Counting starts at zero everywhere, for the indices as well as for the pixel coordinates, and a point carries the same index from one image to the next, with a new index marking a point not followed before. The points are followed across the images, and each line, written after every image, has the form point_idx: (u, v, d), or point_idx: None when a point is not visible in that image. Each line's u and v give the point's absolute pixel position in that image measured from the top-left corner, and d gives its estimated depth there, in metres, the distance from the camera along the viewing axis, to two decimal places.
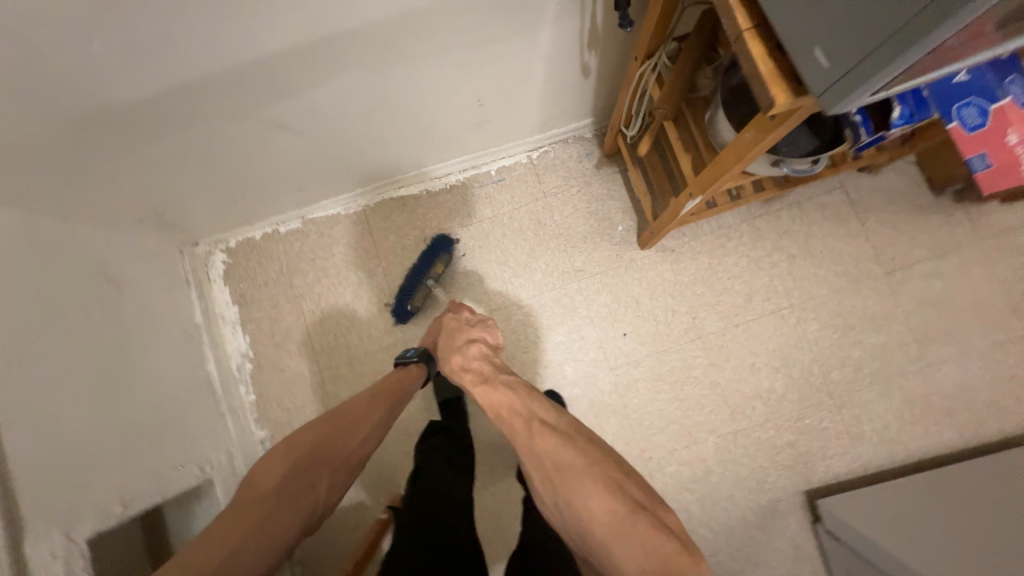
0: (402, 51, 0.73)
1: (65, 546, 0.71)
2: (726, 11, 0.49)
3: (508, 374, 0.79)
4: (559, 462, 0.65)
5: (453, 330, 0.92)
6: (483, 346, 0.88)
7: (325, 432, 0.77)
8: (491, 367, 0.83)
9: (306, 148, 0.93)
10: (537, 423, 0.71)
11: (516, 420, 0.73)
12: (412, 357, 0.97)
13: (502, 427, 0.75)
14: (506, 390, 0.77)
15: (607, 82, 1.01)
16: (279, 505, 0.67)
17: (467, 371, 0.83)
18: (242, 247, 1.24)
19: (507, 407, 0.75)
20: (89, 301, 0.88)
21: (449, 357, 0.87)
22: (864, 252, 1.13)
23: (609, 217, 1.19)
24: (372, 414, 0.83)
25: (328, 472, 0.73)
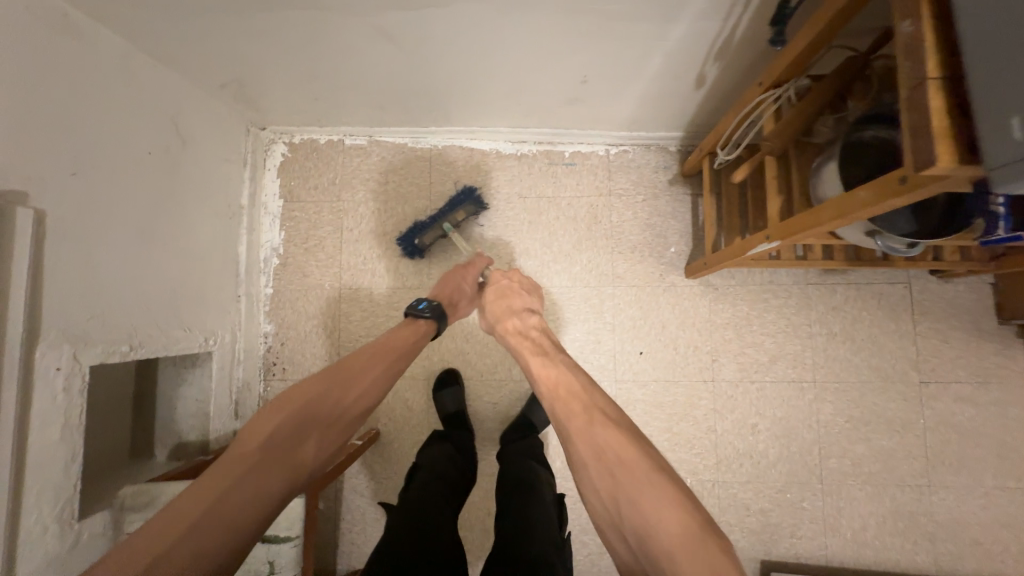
0: (534, 0, 0.70)
1: (70, 364, 0.73)
2: (914, 51, 0.43)
3: (568, 354, 0.71)
4: (626, 455, 0.55)
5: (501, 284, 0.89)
6: (540, 316, 0.83)
7: (322, 387, 0.67)
8: (550, 343, 0.76)
9: (400, 67, 0.91)
10: (598, 414, 0.60)
11: (573, 402, 0.62)
12: (425, 312, 0.87)
13: (552, 404, 0.65)
14: (561, 367, 0.68)
15: (716, 100, 0.97)
16: (262, 466, 0.57)
17: (524, 338, 0.77)
18: (305, 146, 1.24)
19: (562, 383, 0.66)
20: (151, 146, 0.89)
21: (503, 321, 0.81)
22: (907, 355, 1.09)
23: (665, 235, 1.17)
24: (370, 369, 0.73)
25: (320, 432, 0.64)
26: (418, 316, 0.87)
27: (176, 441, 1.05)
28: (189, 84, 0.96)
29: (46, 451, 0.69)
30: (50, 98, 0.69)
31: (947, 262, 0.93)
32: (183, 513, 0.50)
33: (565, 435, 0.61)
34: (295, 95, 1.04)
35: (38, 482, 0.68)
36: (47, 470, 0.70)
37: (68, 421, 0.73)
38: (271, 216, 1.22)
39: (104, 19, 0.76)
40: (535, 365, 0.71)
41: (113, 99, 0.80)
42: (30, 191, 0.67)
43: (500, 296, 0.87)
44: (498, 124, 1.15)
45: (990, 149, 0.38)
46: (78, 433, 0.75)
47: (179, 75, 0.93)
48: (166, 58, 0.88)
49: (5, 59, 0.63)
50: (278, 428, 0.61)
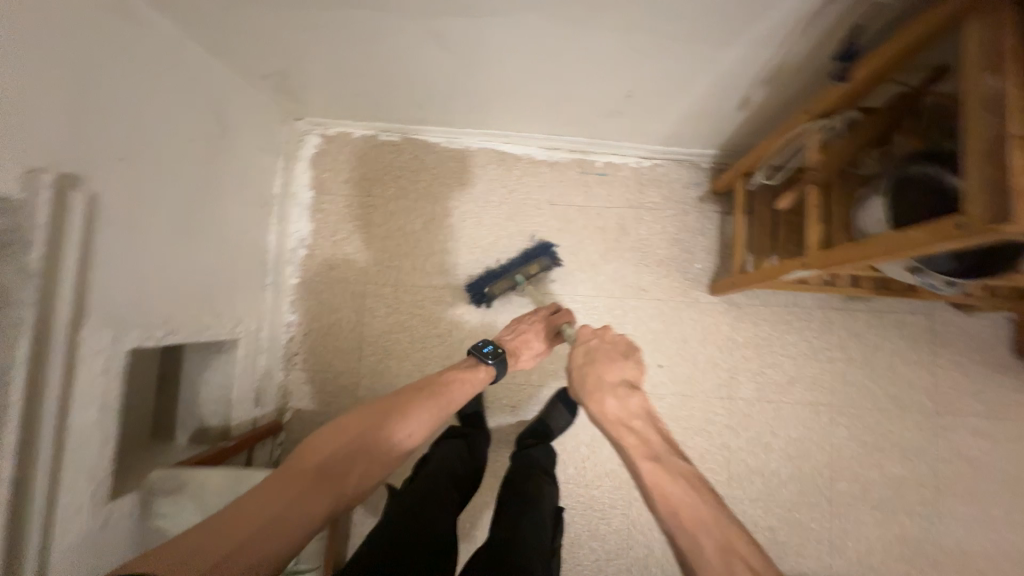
0: (592, 17, 0.71)
1: (110, 346, 0.74)
2: (997, 108, 0.44)
3: (686, 461, 0.66)
4: None
5: (598, 350, 0.85)
6: (643, 400, 0.78)
7: (376, 420, 0.69)
8: (659, 441, 0.70)
9: (447, 70, 0.91)
10: (735, 557, 0.53)
11: (703, 537, 0.56)
12: (488, 356, 0.87)
13: (677, 539, 0.57)
14: (682, 483, 0.62)
15: (755, 122, 0.98)
16: (314, 487, 0.59)
17: (625, 432, 0.72)
18: (338, 139, 1.24)
19: (688, 507, 0.59)
20: (195, 134, 0.89)
21: (601, 406, 0.77)
22: (923, 384, 1.10)
23: (691, 251, 1.18)
24: (419, 409, 0.73)
25: (369, 463, 0.65)
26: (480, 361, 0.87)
27: (199, 424, 1.06)
28: (233, 74, 0.97)
29: (84, 432, 0.71)
30: (105, 83, 0.70)
31: (974, 299, 0.93)
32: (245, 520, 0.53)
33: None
34: (336, 89, 1.04)
35: (76, 462, 0.69)
36: (83, 450, 0.71)
37: (106, 403, 0.74)
38: (300, 207, 1.23)
39: (162, 7, 0.76)
40: (645, 472, 0.65)
41: (164, 87, 0.81)
42: (82, 174, 0.67)
43: (589, 363, 0.83)
44: (534, 130, 1.15)
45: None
46: (113, 415, 0.76)
47: (226, 64, 0.94)
48: (216, 48, 0.88)
49: (68, 44, 0.63)
50: (336, 452, 0.64)
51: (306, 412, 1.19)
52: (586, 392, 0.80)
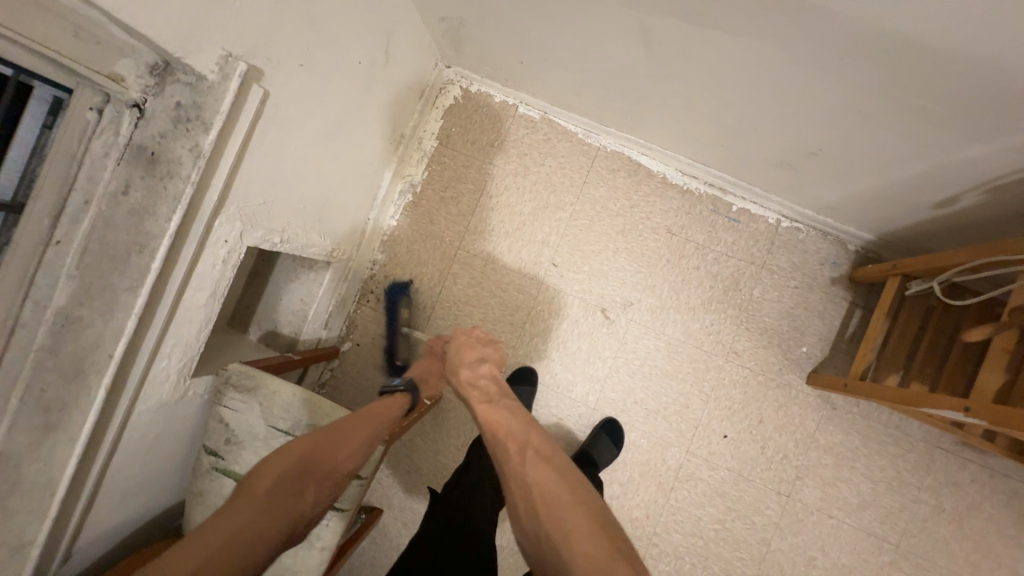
0: (829, 62, 0.62)
1: (236, 239, 0.76)
2: None
3: (513, 400, 0.79)
4: (550, 495, 0.63)
5: (464, 340, 0.91)
6: (494, 367, 0.87)
7: (317, 441, 0.72)
8: (497, 388, 0.83)
9: (627, 69, 0.85)
10: (529, 453, 0.69)
11: (509, 443, 0.71)
12: (398, 386, 0.90)
13: (493, 447, 0.73)
14: (502, 415, 0.76)
15: (946, 224, 0.85)
16: (265, 511, 0.64)
17: (472, 388, 0.83)
18: (478, 98, 1.20)
19: (502, 429, 0.74)
20: (363, 58, 0.88)
21: (455, 371, 0.87)
22: (1016, 567, 0.96)
23: (802, 332, 1.07)
24: (359, 429, 0.78)
25: (314, 484, 0.70)
26: (392, 392, 0.90)
27: (271, 328, 1.10)
28: (413, 7, 0.94)
29: (192, 311, 0.74)
30: None
31: None
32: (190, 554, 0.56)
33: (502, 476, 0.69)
34: (502, 51, 1.00)
35: (178, 336, 0.73)
36: (186, 327, 0.74)
37: (216, 290, 0.77)
38: (421, 153, 1.22)
39: None
40: (479, 411, 0.78)
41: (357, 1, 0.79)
42: (265, 71, 0.68)
43: (457, 349, 0.90)
44: (682, 152, 1.07)
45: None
46: (217, 302, 0.78)
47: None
48: None
49: None
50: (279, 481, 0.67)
51: (364, 349, 1.22)
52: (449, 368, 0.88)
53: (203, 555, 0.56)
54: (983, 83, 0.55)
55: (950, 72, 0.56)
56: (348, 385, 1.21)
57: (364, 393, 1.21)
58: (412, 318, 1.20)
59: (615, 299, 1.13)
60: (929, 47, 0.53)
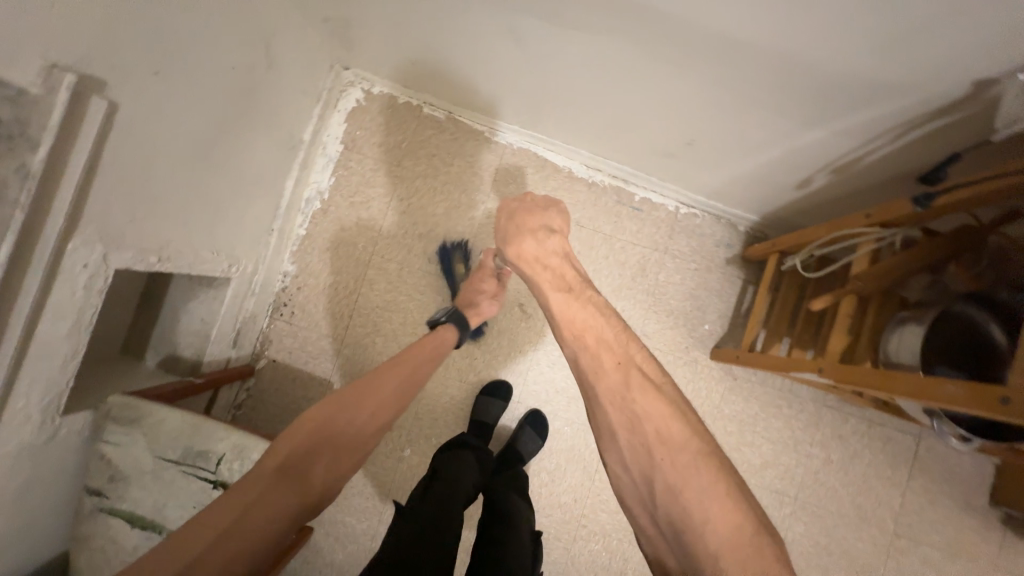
0: (680, 59, 0.66)
1: (98, 262, 0.70)
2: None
3: (596, 294, 0.68)
4: (670, 430, 0.54)
5: (529, 208, 0.84)
6: (561, 240, 0.80)
7: (333, 405, 0.71)
8: (573, 277, 0.74)
9: (517, 66, 0.86)
10: (636, 373, 0.58)
11: (605, 359, 0.60)
12: (441, 317, 0.95)
13: (580, 354, 0.63)
14: (589, 309, 0.66)
15: (808, 205, 0.94)
16: (276, 483, 0.61)
17: (539, 266, 0.76)
18: (382, 100, 1.18)
19: (590, 331, 0.63)
20: (238, 62, 0.84)
21: (514, 241, 0.80)
22: (890, 502, 1.09)
23: (704, 310, 1.14)
24: (378, 389, 0.76)
25: (331, 451, 0.67)
26: (438, 324, 0.94)
27: (171, 351, 1.03)
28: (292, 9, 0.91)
29: (52, 344, 0.67)
30: None
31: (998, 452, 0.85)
32: (198, 537, 0.54)
33: (592, 394, 0.60)
34: (396, 52, 0.99)
35: (34, 372, 0.66)
36: (45, 364, 0.67)
37: (80, 318, 0.71)
38: (326, 158, 1.18)
39: None
40: (559, 303, 0.68)
41: (224, 2, 0.75)
42: (109, 80, 0.62)
43: (512, 217, 0.83)
44: (582, 146, 1.10)
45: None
46: (83, 331, 0.72)
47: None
48: None
49: None
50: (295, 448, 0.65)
51: (281, 363, 1.17)
52: (508, 242, 0.81)
53: (208, 538, 0.54)
54: (804, 76, 0.61)
55: (784, 67, 0.61)
56: (267, 402, 1.16)
57: (284, 409, 1.16)
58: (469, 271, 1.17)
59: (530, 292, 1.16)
60: (755, 45, 0.59)
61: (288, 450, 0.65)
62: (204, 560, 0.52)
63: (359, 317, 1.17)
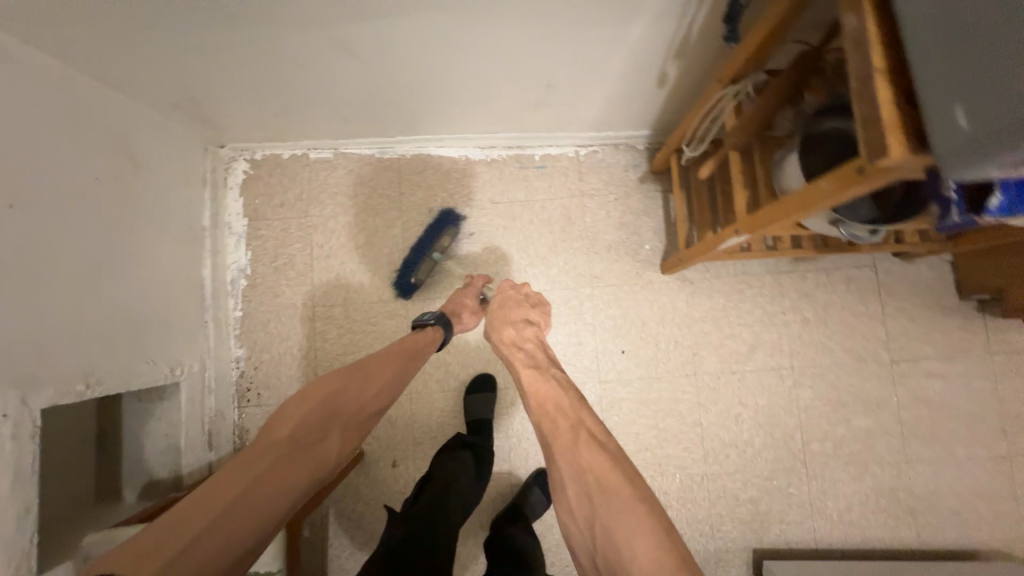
0: (490, 9, 0.70)
1: (18, 410, 0.67)
2: (858, 49, 0.41)
3: (559, 369, 0.72)
4: (608, 483, 0.56)
5: (510, 300, 0.87)
6: (539, 329, 0.84)
7: (343, 383, 0.73)
8: (544, 357, 0.78)
9: (365, 77, 0.88)
10: (583, 433, 0.62)
11: (561, 420, 0.65)
12: (429, 320, 0.90)
13: (542, 423, 0.66)
14: (552, 383, 0.71)
15: (679, 98, 0.98)
16: (286, 453, 0.63)
17: (517, 349, 0.79)
18: (267, 163, 1.19)
19: (550, 399, 0.68)
20: (100, 172, 0.84)
21: (499, 328, 0.83)
22: (876, 335, 1.12)
23: (639, 233, 1.17)
24: (383, 369, 0.78)
25: (338, 426, 0.70)
26: (423, 326, 0.89)
27: (146, 480, 0.99)
28: (136, 107, 0.91)
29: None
30: None
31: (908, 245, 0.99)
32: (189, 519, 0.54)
33: (548, 454, 0.63)
34: (254, 111, 1.01)
35: None
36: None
37: (20, 474, 0.67)
38: (235, 236, 1.18)
39: (42, 46, 0.71)
40: (526, 379, 0.73)
41: (59, 122, 0.76)
42: None
43: (500, 307, 0.87)
44: (467, 131, 1.13)
45: (936, 132, 0.36)
46: (32, 483, 0.68)
47: (128, 97, 0.89)
48: (119, 84, 0.84)
49: None
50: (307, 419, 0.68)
51: None
52: (490, 322, 0.85)
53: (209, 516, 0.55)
54: None
55: None
56: None
57: None
58: (448, 249, 1.16)
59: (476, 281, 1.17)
60: None
61: (293, 425, 0.67)
62: (190, 551, 0.51)
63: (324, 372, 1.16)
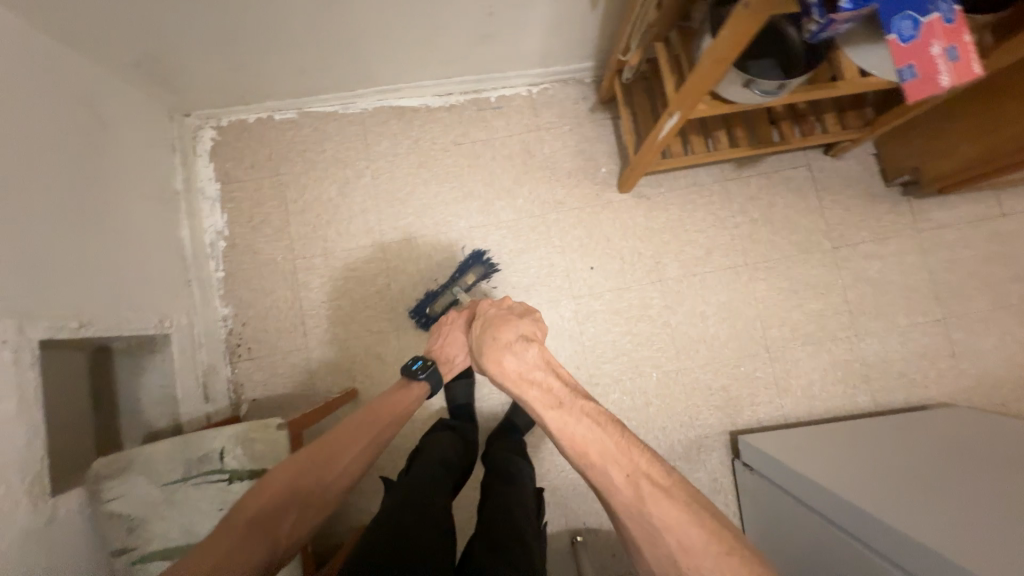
0: None
1: (17, 336, 0.70)
2: None
3: (587, 404, 0.68)
4: (685, 536, 0.57)
5: (498, 323, 0.83)
6: (541, 351, 0.78)
7: (314, 456, 0.74)
8: (561, 389, 0.73)
9: (318, 16, 0.94)
10: (642, 480, 0.61)
11: (614, 470, 0.62)
12: (418, 372, 0.92)
13: (594, 476, 0.64)
14: (588, 425, 0.66)
15: (613, 20, 1.07)
16: (249, 535, 0.64)
17: (527, 383, 0.74)
18: (234, 127, 1.23)
19: (594, 449, 0.64)
20: (69, 126, 0.87)
21: (500, 364, 0.77)
22: (817, 227, 1.22)
23: (595, 158, 1.25)
24: (358, 441, 0.79)
25: (306, 503, 0.70)
26: (413, 378, 0.92)
27: (147, 431, 1.02)
28: (98, 67, 0.95)
29: (3, 425, 0.67)
30: None
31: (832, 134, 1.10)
32: None
33: (612, 508, 0.63)
34: (214, 68, 1.05)
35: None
36: (8, 445, 0.67)
37: (24, 395, 0.70)
38: (210, 200, 1.21)
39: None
40: (556, 426, 0.68)
41: (25, 71, 0.79)
42: None
43: (487, 330, 0.83)
44: (423, 77, 1.20)
45: None
46: (35, 407, 0.71)
47: (88, 58, 0.92)
48: (81, 42, 0.88)
49: None
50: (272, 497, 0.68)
51: (261, 400, 1.17)
52: (486, 357, 0.80)
53: None
54: None
55: None
56: None
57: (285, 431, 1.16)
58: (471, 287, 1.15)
59: (447, 218, 1.23)
60: None
61: (256, 509, 0.66)
62: None
63: (310, 322, 1.20)
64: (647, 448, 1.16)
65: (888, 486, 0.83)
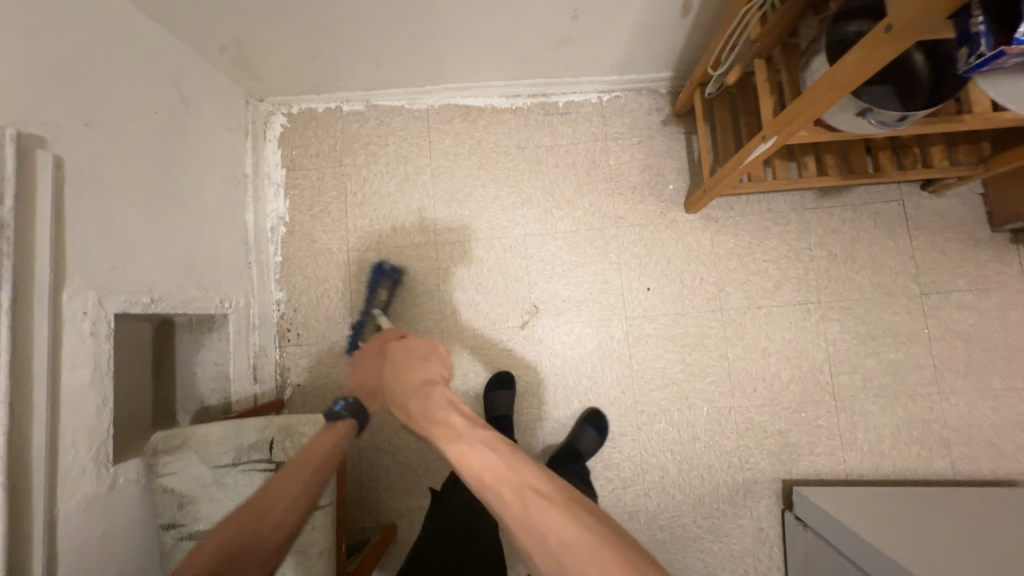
0: None
1: (95, 308, 0.73)
2: None
3: (481, 429, 0.67)
4: (566, 539, 0.52)
5: (403, 364, 0.86)
6: (445, 389, 0.78)
7: (245, 513, 0.70)
8: (462, 421, 0.71)
9: (399, 12, 0.93)
10: (525, 489, 0.58)
11: (503, 487, 0.59)
12: (342, 412, 0.91)
13: (487, 498, 0.61)
14: (480, 450, 0.64)
15: (703, 30, 1.00)
16: None
17: (430, 420, 0.73)
18: (303, 116, 1.25)
19: (486, 472, 0.62)
20: (158, 107, 0.90)
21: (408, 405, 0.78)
22: (906, 269, 1.11)
23: (663, 174, 1.19)
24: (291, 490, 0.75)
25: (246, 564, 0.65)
26: (338, 418, 0.90)
27: (198, 406, 1.05)
28: (188, 50, 0.98)
29: (78, 392, 0.70)
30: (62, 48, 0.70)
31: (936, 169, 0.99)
32: None
33: (507, 531, 0.58)
34: (293, 57, 1.06)
35: (70, 423, 0.68)
36: (79, 413, 0.70)
37: (98, 364, 0.73)
38: (275, 185, 1.24)
39: None
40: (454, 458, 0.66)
41: (123, 51, 0.82)
42: (50, 137, 0.67)
43: (399, 374, 0.85)
44: (493, 77, 1.17)
45: None
46: (107, 378, 0.74)
47: (180, 42, 0.95)
48: (175, 25, 0.91)
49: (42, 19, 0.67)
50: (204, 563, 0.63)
51: (305, 386, 1.19)
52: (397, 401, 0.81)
53: None
54: None
55: None
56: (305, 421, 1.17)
57: None
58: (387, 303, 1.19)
59: (502, 224, 1.21)
60: None
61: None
62: None
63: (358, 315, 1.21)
64: (689, 486, 1.10)
65: (967, 567, 0.73)
